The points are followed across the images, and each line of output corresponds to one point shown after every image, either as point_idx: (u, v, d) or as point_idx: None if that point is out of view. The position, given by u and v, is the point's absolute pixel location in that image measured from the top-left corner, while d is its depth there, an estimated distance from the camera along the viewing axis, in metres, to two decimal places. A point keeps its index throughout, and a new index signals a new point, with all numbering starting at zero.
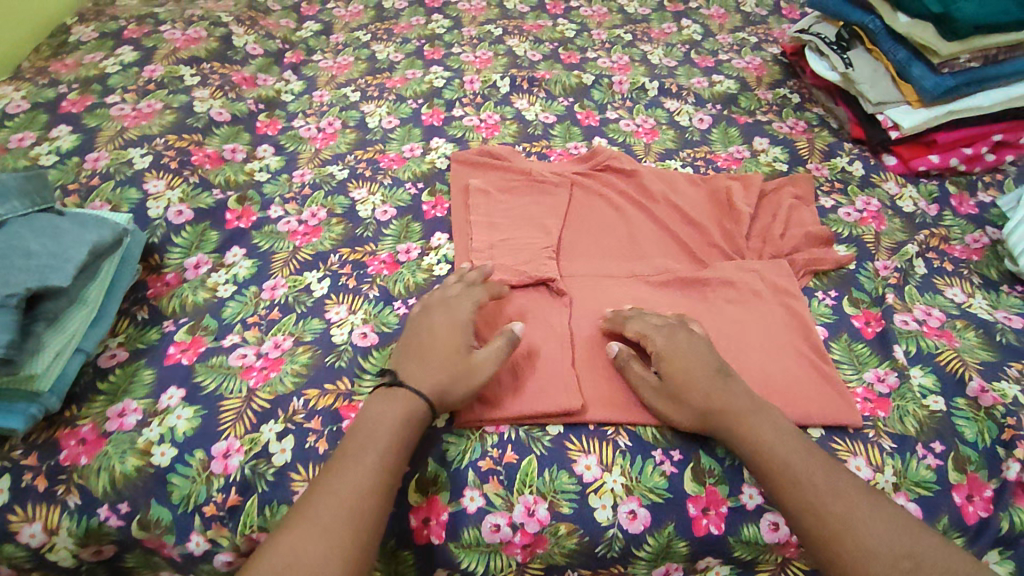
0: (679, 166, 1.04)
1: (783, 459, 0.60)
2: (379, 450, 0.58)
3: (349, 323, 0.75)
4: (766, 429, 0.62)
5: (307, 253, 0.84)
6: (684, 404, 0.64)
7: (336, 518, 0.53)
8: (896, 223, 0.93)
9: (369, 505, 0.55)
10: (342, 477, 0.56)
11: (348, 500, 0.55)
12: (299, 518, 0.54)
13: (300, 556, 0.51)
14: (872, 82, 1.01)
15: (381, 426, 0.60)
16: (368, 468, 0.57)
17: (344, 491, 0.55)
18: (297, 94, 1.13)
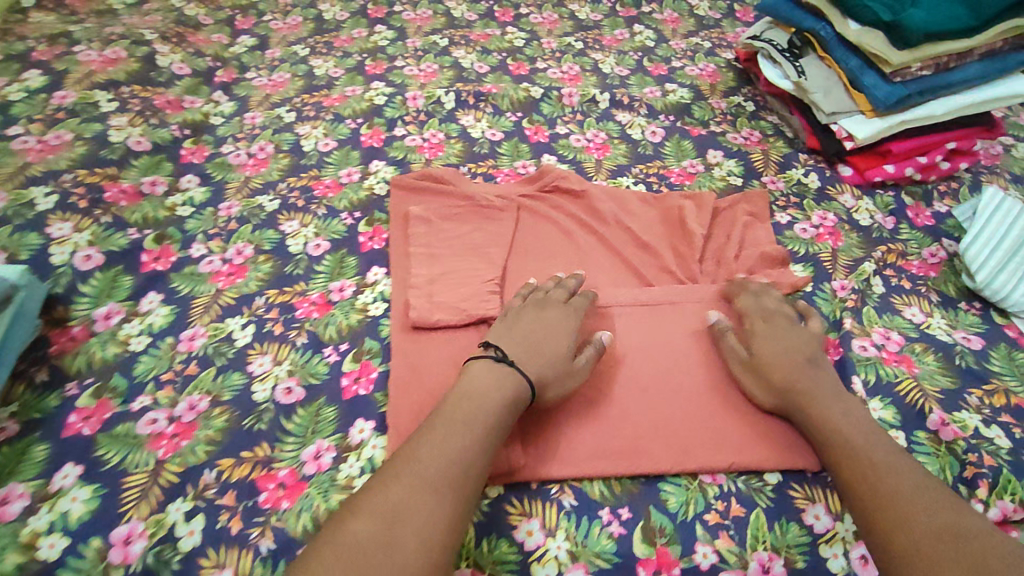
0: (632, 183, 0.99)
1: (848, 436, 0.61)
2: (494, 419, 0.59)
3: (273, 378, 0.70)
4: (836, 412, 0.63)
5: (230, 297, 0.78)
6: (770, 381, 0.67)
7: (434, 478, 0.53)
8: (853, 238, 0.90)
9: (466, 474, 0.55)
10: (452, 441, 0.56)
11: (453, 458, 0.55)
12: (395, 473, 0.54)
13: (403, 500, 0.51)
14: (825, 90, 0.97)
15: (492, 401, 0.60)
16: (477, 437, 0.57)
17: (448, 454, 0.55)
18: (227, 116, 1.06)
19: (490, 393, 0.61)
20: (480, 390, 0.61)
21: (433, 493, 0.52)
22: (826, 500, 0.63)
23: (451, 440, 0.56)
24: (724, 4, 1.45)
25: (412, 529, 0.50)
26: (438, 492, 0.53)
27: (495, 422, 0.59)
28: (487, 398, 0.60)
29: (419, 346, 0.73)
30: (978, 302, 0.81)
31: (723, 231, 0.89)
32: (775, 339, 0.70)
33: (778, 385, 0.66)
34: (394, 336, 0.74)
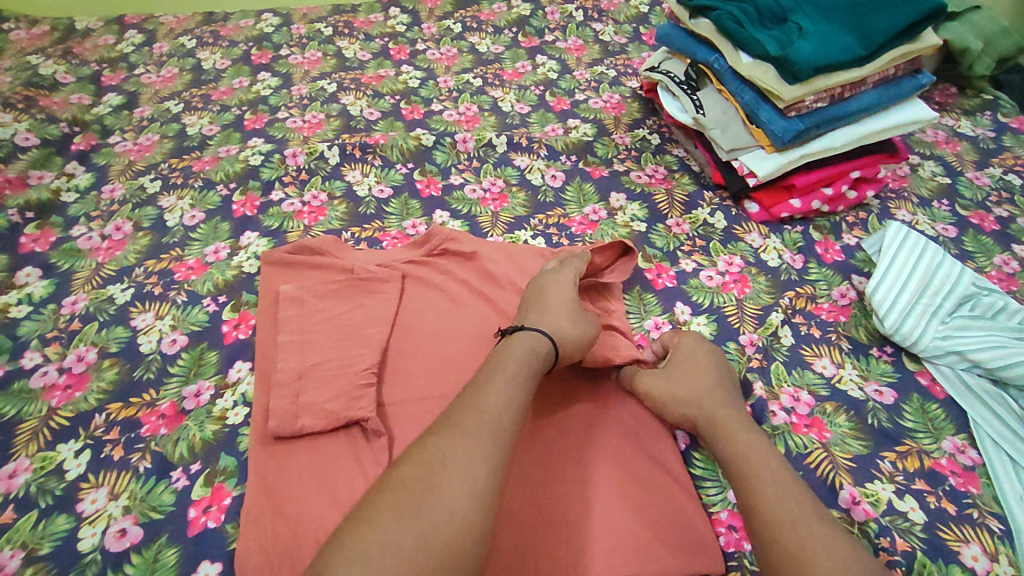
0: (530, 237, 0.93)
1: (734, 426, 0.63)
2: (520, 385, 0.59)
3: (105, 518, 0.60)
4: (751, 439, 0.61)
5: (64, 417, 0.68)
6: (687, 395, 0.66)
7: (475, 434, 0.53)
8: (761, 283, 0.85)
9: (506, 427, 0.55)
10: (483, 404, 0.56)
11: (501, 419, 0.55)
12: (437, 433, 0.53)
13: (455, 456, 0.51)
14: (723, 126, 0.93)
15: (507, 364, 0.61)
16: (510, 396, 0.57)
17: (483, 417, 0.54)
18: (82, 191, 0.96)
19: (514, 361, 0.61)
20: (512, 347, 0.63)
21: (475, 446, 0.52)
22: None
23: (483, 405, 0.56)
24: (630, 27, 1.40)
25: (466, 476, 0.50)
26: (482, 447, 0.52)
27: (524, 385, 0.60)
28: (506, 362, 0.61)
29: (281, 461, 0.64)
30: (890, 347, 0.77)
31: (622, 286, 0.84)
32: (692, 364, 0.69)
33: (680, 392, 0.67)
34: (251, 451, 0.65)
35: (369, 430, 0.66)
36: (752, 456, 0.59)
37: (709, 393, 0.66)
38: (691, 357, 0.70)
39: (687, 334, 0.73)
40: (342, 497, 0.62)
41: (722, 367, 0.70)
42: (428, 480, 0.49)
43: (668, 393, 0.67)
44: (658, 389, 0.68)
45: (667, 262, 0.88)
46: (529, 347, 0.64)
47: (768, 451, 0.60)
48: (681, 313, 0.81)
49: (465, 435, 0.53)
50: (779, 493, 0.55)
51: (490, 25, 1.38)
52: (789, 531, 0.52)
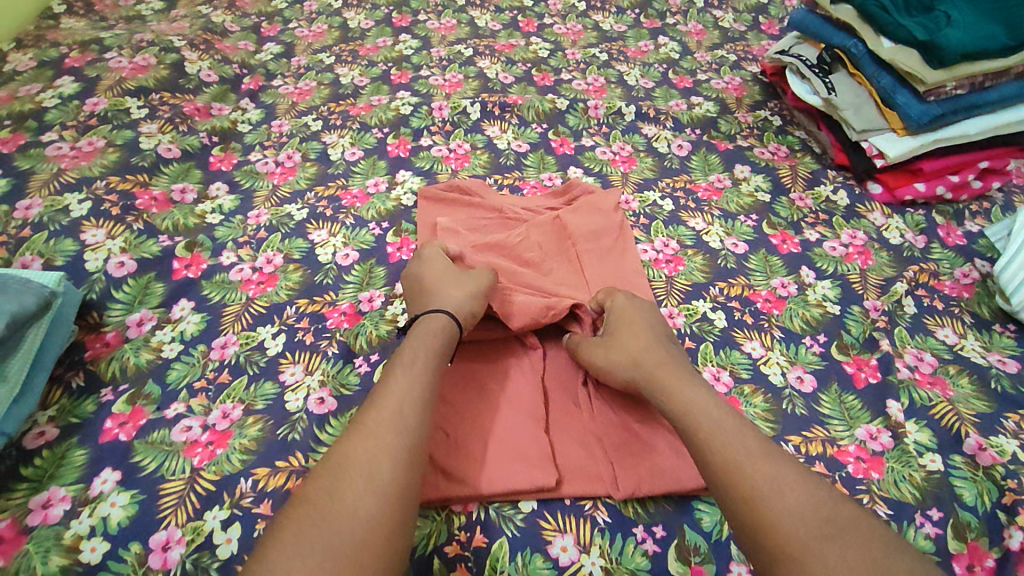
0: (659, 197, 0.98)
1: (670, 383, 0.63)
2: (419, 372, 0.62)
3: (305, 387, 0.70)
4: (686, 387, 0.62)
5: (261, 305, 0.79)
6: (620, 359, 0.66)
7: (374, 430, 0.56)
8: (884, 257, 0.89)
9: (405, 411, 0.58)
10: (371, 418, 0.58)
11: (392, 405, 0.58)
12: (342, 438, 0.56)
13: (349, 455, 0.54)
14: (856, 108, 0.96)
15: (418, 357, 0.64)
16: (408, 385, 0.61)
17: (368, 432, 0.56)
18: (255, 124, 1.07)
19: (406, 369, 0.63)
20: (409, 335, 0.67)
21: (372, 437, 0.55)
22: None
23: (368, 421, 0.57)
24: (749, 16, 1.44)
25: (365, 472, 0.53)
26: (381, 440, 0.55)
27: (422, 370, 0.63)
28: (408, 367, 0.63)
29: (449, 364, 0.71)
30: (1013, 325, 0.81)
31: (616, 247, 0.88)
32: (627, 327, 0.70)
33: (632, 356, 0.66)
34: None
35: (528, 343, 0.73)
36: (693, 404, 0.60)
37: (642, 352, 0.66)
38: (621, 320, 0.71)
39: (616, 297, 0.74)
40: (473, 411, 0.67)
41: (652, 324, 0.71)
42: (330, 484, 0.51)
43: (608, 359, 0.66)
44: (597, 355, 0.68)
45: (792, 231, 0.93)
46: (427, 328, 0.68)
47: (709, 400, 0.61)
48: (807, 276, 0.86)
49: (350, 460, 0.54)
50: (719, 436, 0.57)
51: (613, 6, 1.45)
52: (739, 475, 0.54)
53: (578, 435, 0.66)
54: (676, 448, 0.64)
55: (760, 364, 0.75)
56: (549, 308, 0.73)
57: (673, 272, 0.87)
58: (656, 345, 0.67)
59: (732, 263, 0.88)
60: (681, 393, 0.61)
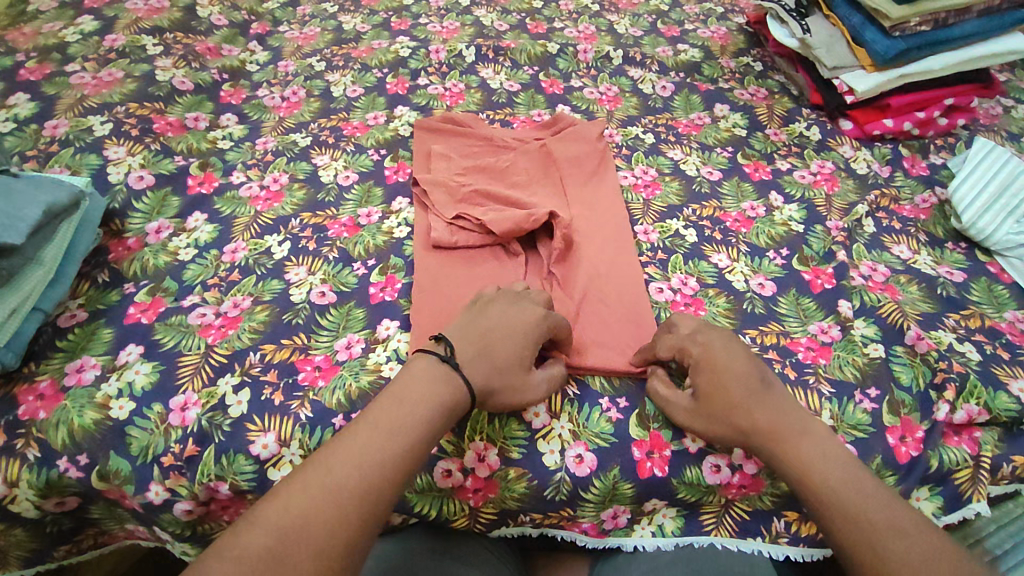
0: (641, 132, 1.04)
1: (796, 452, 0.60)
2: (412, 425, 0.57)
3: (308, 284, 0.78)
4: (814, 452, 0.60)
5: (268, 218, 0.86)
6: (725, 425, 0.62)
7: (340, 488, 0.52)
8: (849, 184, 0.95)
9: (379, 474, 0.54)
10: (372, 449, 0.55)
11: (368, 460, 0.54)
12: (307, 481, 0.52)
13: (307, 513, 0.50)
14: (828, 46, 1.01)
15: (416, 416, 0.57)
16: (394, 441, 0.55)
17: (360, 466, 0.53)
18: (262, 64, 1.13)
19: (422, 398, 0.58)
20: (421, 394, 0.59)
21: (335, 496, 0.51)
22: (805, 399, 0.68)
23: (363, 446, 0.54)
24: None
25: (314, 541, 0.49)
26: (343, 502, 0.51)
27: (414, 429, 0.57)
28: (426, 395, 0.58)
29: (439, 261, 0.80)
30: (965, 243, 0.87)
31: (597, 176, 0.93)
32: (723, 399, 0.62)
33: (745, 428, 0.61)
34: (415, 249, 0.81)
35: (511, 250, 0.81)
36: (821, 468, 0.59)
37: (759, 418, 0.61)
38: (723, 375, 0.63)
39: (708, 348, 0.64)
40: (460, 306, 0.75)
41: (759, 383, 0.63)
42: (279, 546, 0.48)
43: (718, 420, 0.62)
44: (693, 422, 0.63)
45: (765, 161, 0.99)
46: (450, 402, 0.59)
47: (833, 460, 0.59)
48: (775, 200, 0.92)
49: (331, 496, 0.51)
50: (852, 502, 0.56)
51: None
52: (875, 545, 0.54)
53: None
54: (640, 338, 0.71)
55: (725, 272, 0.82)
56: (528, 218, 0.79)
57: (651, 195, 0.93)
58: (768, 400, 0.62)
59: (706, 188, 0.94)
60: (812, 455, 0.59)
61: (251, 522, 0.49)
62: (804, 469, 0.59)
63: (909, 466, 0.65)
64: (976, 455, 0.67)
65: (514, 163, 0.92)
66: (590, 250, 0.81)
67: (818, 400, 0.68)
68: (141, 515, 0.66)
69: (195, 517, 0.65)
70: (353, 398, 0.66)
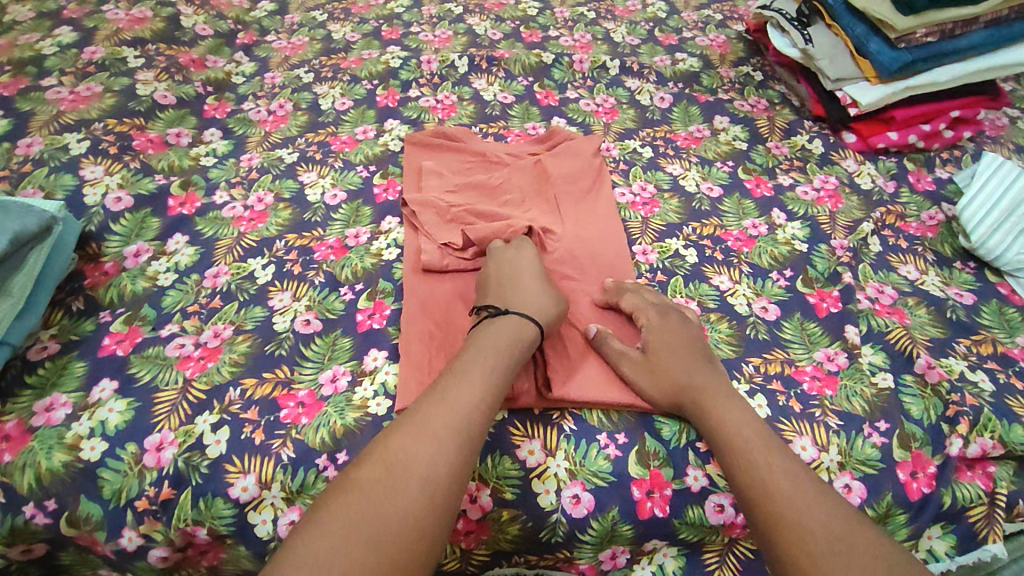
0: (639, 146, 1.01)
1: (712, 410, 0.62)
2: (494, 372, 0.61)
3: (292, 311, 0.74)
4: (732, 411, 0.62)
5: (252, 240, 0.83)
6: (664, 382, 0.65)
7: (437, 430, 0.55)
8: (853, 201, 0.92)
9: (471, 417, 0.57)
10: (458, 394, 0.58)
11: (460, 406, 0.57)
12: (403, 428, 0.55)
13: (412, 455, 0.53)
14: (831, 57, 0.99)
15: (485, 358, 0.62)
16: (478, 386, 0.59)
17: (452, 411, 0.56)
18: (248, 76, 1.10)
19: (494, 352, 0.63)
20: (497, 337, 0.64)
21: (433, 436, 0.55)
22: (812, 433, 0.65)
23: (455, 392, 0.58)
24: None
25: (421, 479, 0.52)
26: (443, 442, 0.55)
27: (495, 372, 0.61)
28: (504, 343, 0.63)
29: (430, 284, 0.77)
30: (973, 263, 0.84)
31: (592, 189, 0.90)
32: (668, 352, 0.67)
33: (678, 385, 0.64)
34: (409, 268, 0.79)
35: None
36: (786, 488, 0.56)
37: (687, 378, 0.64)
38: (665, 341, 0.68)
39: (649, 312, 0.70)
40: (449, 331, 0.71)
41: (693, 343, 0.68)
42: (386, 484, 0.52)
43: (650, 380, 0.65)
44: (636, 375, 0.66)
45: (766, 176, 0.96)
46: (515, 335, 0.65)
47: (741, 418, 0.61)
48: (778, 218, 0.89)
49: (432, 437, 0.54)
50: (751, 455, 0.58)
51: None
52: (764, 489, 0.56)
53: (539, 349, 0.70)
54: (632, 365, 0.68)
55: (726, 295, 0.79)
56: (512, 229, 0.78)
57: (649, 213, 0.90)
58: (701, 361, 0.67)
59: (706, 205, 0.91)
60: (777, 472, 0.57)
61: (363, 467, 0.53)
62: (759, 484, 0.56)
63: (920, 504, 0.63)
64: (990, 492, 0.64)
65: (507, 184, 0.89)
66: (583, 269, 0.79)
67: (825, 435, 0.65)
68: (115, 562, 0.62)
69: (172, 564, 0.62)
70: (338, 436, 0.63)
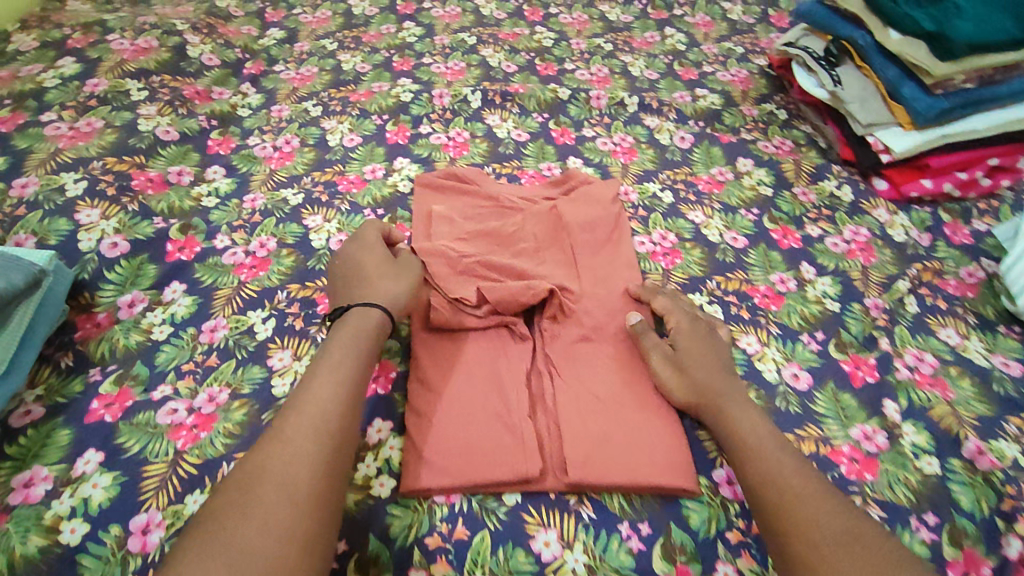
0: (659, 190, 0.97)
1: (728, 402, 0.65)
2: (346, 374, 0.60)
3: (292, 372, 0.70)
4: (741, 412, 0.64)
5: (252, 289, 0.78)
6: (692, 378, 0.67)
7: (297, 441, 0.54)
8: (886, 254, 0.87)
9: (331, 423, 0.56)
10: (307, 401, 0.57)
11: (316, 414, 0.56)
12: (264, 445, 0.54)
13: (271, 470, 0.52)
14: (862, 101, 0.94)
15: (343, 357, 0.62)
16: (333, 393, 0.59)
17: (311, 418, 0.56)
18: (254, 108, 1.06)
19: (342, 342, 0.63)
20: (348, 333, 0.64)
21: (294, 448, 0.53)
22: None
23: (307, 401, 0.57)
24: (759, 7, 1.39)
25: (278, 490, 0.50)
26: (305, 451, 0.53)
27: (349, 374, 0.61)
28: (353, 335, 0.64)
29: (438, 344, 0.72)
30: (1018, 327, 0.79)
31: (609, 240, 0.86)
32: (696, 351, 0.70)
33: (705, 380, 0.67)
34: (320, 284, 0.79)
35: (517, 332, 0.73)
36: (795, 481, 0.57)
37: (713, 377, 0.67)
38: (695, 343, 0.71)
39: (680, 315, 0.74)
40: (457, 399, 0.66)
41: (720, 353, 0.71)
42: (249, 498, 0.50)
43: (684, 371, 0.68)
44: (665, 371, 0.68)
45: (793, 226, 0.92)
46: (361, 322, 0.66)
47: (752, 414, 0.64)
48: (807, 272, 0.85)
49: (289, 445, 0.53)
50: (756, 448, 0.60)
51: None
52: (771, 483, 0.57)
53: (554, 429, 0.66)
54: (645, 432, 0.65)
55: (754, 360, 0.75)
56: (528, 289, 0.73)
57: (670, 264, 0.86)
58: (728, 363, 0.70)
59: (731, 256, 0.87)
60: (785, 469, 0.58)
61: (226, 489, 0.51)
62: (769, 477, 0.58)
63: None
64: None
65: (519, 234, 0.84)
66: (601, 333, 0.74)
67: None
68: None
69: None
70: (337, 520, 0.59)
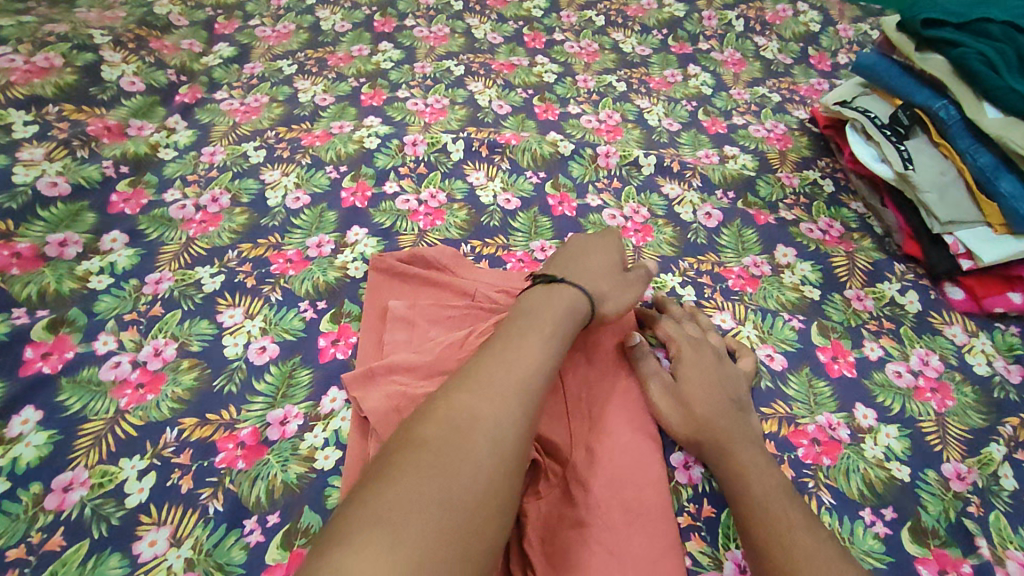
0: (678, 284, 0.77)
1: (727, 434, 0.58)
2: (557, 347, 0.56)
3: (163, 569, 0.50)
4: (747, 456, 0.57)
5: (133, 423, 0.58)
6: (688, 410, 0.60)
7: (505, 399, 0.49)
8: (969, 396, 0.68)
9: (534, 374, 0.52)
10: (515, 357, 0.53)
11: (523, 369, 0.52)
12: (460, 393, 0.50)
13: (473, 417, 0.48)
14: (940, 190, 0.74)
15: (548, 325, 0.58)
16: (545, 354, 0.54)
17: (517, 370, 0.52)
18: (180, 149, 0.86)
19: (552, 307, 0.60)
20: (550, 304, 0.61)
21: (499, 403, 0.49)
22: None
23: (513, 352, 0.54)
24: (797, 45, 1.19)
25: (491, 442, 0.46)
26: (507, 404, 0.49)
27: (560, 336, 0.58)
28: (568, 311, 0.61)
29: None
30: None
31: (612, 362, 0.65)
32: (703, 378, 0.62)
33: (699, 413, 0.59)
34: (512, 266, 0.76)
35: None
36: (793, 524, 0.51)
37: (712, 411, 0.60)
38: (696, 366, 0.63)
39: (682, 342, 0.66)
40: None
41: (733, 381, 0.64)
42: (455, 447, 0.45)
43: (687, 398, 0.61)
44: (662, 401, 0.61)
45: (848, 342, 0.72)
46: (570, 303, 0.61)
47: (751, 449, 0.57)
48: (865, 418, 0.66)
49: (500, 396, 0.49)
50: (755, 485, 0.54)
51: (637, 23, 1.20)
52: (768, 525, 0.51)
53: None
54: None
55: None
56: None
57: None
58: (739, 390, 0.63)
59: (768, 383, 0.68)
60: (796, 524, 0.51)
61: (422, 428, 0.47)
62: (762, 515, 0.52)
63: None
64: None
65: None
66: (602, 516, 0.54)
67: None
68: None
69: None
70: None
